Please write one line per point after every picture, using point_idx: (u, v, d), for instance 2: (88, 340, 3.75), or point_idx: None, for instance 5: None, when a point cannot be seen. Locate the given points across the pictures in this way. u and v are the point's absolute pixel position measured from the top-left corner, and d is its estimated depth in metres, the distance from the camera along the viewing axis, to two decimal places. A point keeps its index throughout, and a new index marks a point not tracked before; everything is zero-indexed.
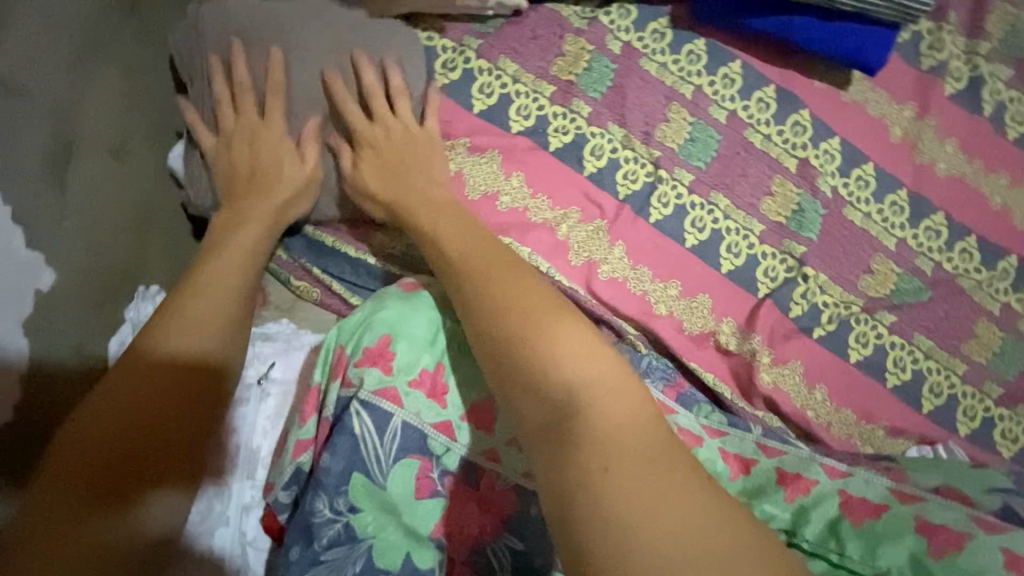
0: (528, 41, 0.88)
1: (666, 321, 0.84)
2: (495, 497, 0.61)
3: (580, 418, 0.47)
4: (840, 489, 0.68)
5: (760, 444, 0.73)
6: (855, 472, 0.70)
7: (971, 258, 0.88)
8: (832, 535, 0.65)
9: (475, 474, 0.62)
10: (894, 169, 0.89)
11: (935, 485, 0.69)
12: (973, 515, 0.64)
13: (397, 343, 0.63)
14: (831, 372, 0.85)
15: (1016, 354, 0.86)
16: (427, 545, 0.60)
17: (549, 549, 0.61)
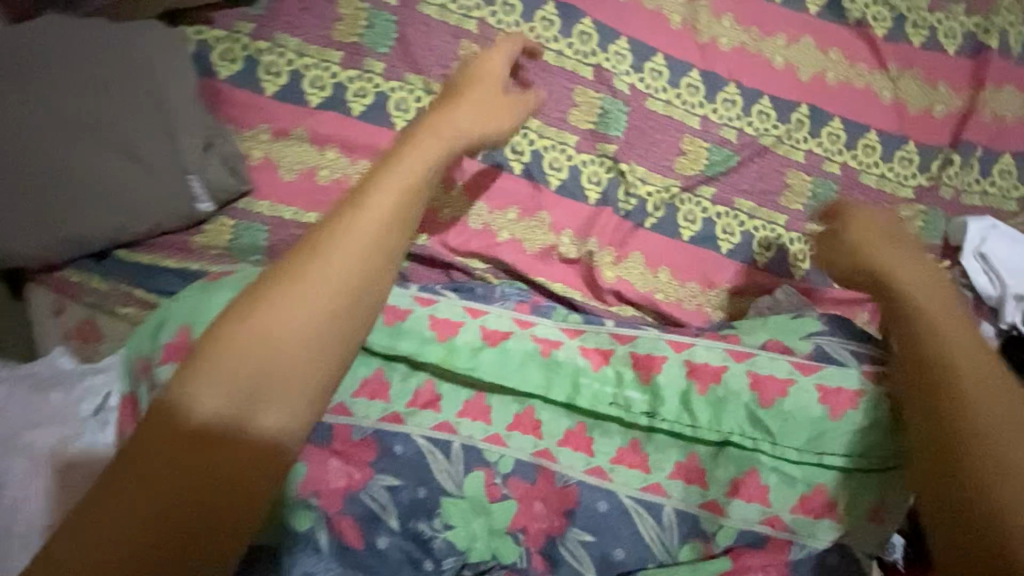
0: (302, 13, 0.86)
1: (508, 246, 0.86)
2: (355, 448, 0.69)
3: (968, 379, 0.61)
4: (685, 360, 0.72)
5: (614, 333, 0.76)
6: (698, 342, 0.73)
7: (768, 117, 0.95)
8: (685, 410, 0.70)
9: (327, 432, 0.69)
10: (682, 54, 0.94)
11: (763, 341, 0.72)
12: (794, 361, 0.69)
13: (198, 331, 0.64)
14: (669, 255, 0.90)
15: (827, 192, 0.94)
16: (299, 508, 0.67)
17: (427, 478, 0.70)
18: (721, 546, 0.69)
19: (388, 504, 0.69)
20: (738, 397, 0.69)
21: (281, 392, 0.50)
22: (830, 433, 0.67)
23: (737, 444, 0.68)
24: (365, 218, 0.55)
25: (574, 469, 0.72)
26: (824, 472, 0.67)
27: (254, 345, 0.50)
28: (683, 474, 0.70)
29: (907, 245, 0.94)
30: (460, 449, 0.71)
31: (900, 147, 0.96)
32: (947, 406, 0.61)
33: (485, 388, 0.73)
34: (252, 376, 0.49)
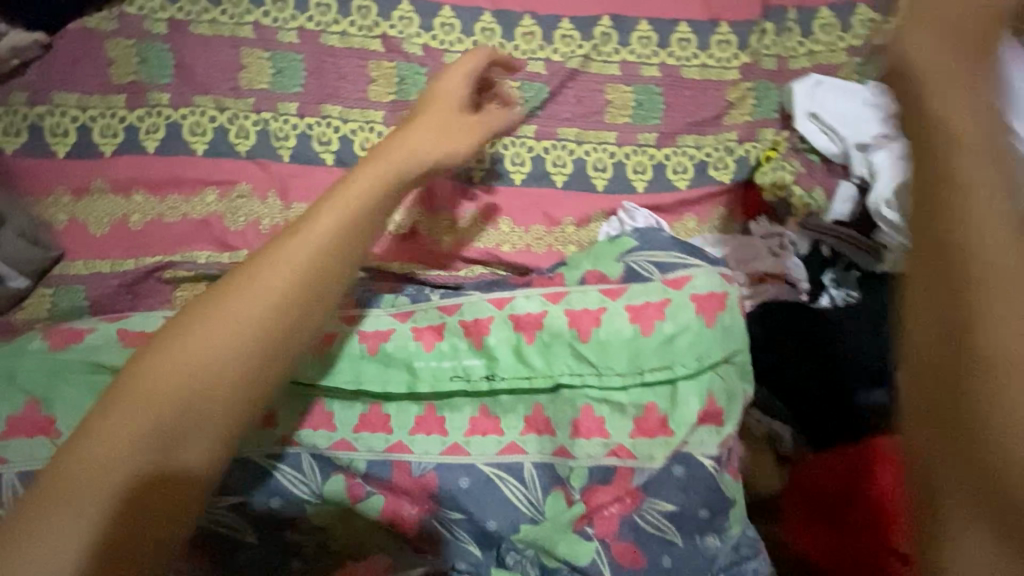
0: (74, 67, 0.85)
1: None
2: None
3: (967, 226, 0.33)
4: (508, 315, 0.70)
5: (440, 306, 0.74)
6: (517, 293, 0.72)
7: (574, 39, 0.92)
8: (520, 363, 0.69)
9: None
10: (468, 1, 0.92)
11: (582, 275, 0.73)
12: (606, 288, 0.69)
13: None
14: (509, 203, 0.88)
15: (651, 97, 0.91)
16: None
17: (274, 493, 0.68)
18: (578, 489, 0.66)
19: (240, 526, 0.69)
20: (560, 337, 0.68)
21: (185, 452, 0.48)
22: (646, 351, 0.66)
23: (568, 384, 0.68)
24: (251, 285, 0.53)
25: (430, 454, 0.69)
26: (650, 389, 0.67)
27: (146, 380, 0.49)
28: (533, 426, 0.68)
29: (745, 126, 0.91)
30: (310, 460, 0.69)
31: (716, 30, 0.92)
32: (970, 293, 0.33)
33: (323, 394, 0.71)
34: (160, 415, 0.47)
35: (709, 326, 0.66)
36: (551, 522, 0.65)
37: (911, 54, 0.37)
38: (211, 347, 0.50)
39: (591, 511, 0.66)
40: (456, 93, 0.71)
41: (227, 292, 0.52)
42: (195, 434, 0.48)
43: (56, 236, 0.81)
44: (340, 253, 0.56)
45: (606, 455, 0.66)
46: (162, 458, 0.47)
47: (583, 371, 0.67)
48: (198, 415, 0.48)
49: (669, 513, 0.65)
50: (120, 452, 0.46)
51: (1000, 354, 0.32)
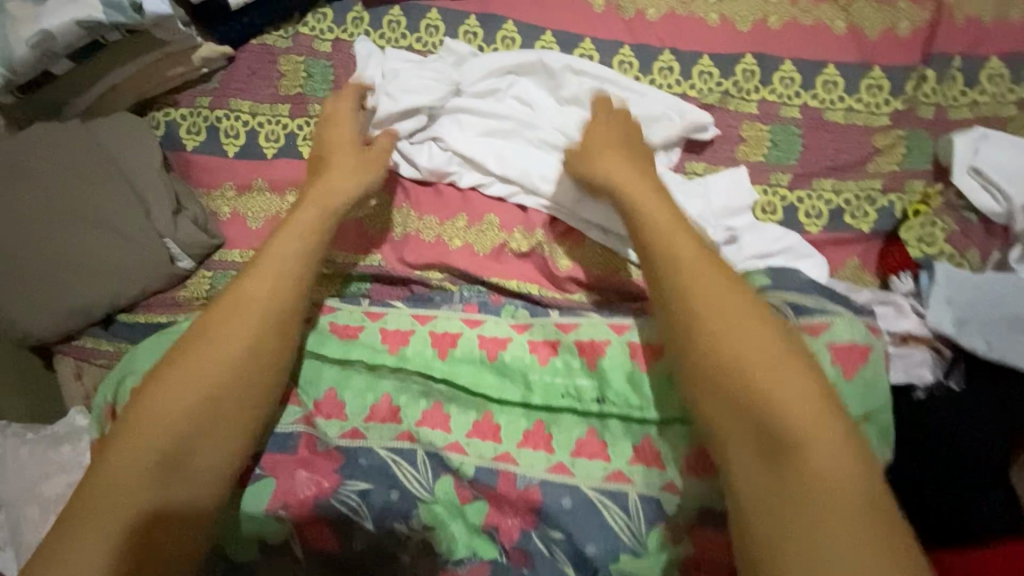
0: (251, 78, 0.95)
1: (460, 252, 0.88)
2: (326, 455, 0.77)
3: (745, 390, 0.59)
4: (626, 339, 0.75)
5: (558, 323, 0.78)
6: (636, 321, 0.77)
7: (713, 76, 0.91)
8: (636, 389, 0.73)
9: (297, 440, 0.78)
10: (610, 33, 0.94)
11: None
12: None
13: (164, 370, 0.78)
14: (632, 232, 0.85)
15: (789, 137, 0.89)
16: (270, 520, 0.74)
17: (397, 482, 0.75)
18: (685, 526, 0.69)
19: (360, 507, 0.74)
20: None
21: (213, 443, 0.68)
22: None
23: (681, 416, 0.71)
24: (260, 275, 0.74)
25: (535, 469, 0.73)
26: None
27: (135, 425, 0.67)
28: (641, 457, 0.71)
29: (891, 176, 0.86)
30: (425, 457, 0.75)
31: (867, 74, 0.88)
32: (697, 350, 0.63)
33: (443, 396, 0.77)
34: (210, 394, 0.69)
35: (849, 379, 0.62)
36: (653, 556, 0.68)
37: (680, 264, 0.66)
38: (209, 334, 0.71)
39: (697, 555, 0.69)
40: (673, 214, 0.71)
41: (214, 326, 0.72)
42: (203, 455, 0.67)
43: (220, 226, 0.91)
44: (320, 239, 0.78)
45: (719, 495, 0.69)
46: (189, 437, 0.67)
47: None
48: (183, 413, 0.68)
49: None
50: (138, 461, 0.65)
51: (768, 404, 0.58)
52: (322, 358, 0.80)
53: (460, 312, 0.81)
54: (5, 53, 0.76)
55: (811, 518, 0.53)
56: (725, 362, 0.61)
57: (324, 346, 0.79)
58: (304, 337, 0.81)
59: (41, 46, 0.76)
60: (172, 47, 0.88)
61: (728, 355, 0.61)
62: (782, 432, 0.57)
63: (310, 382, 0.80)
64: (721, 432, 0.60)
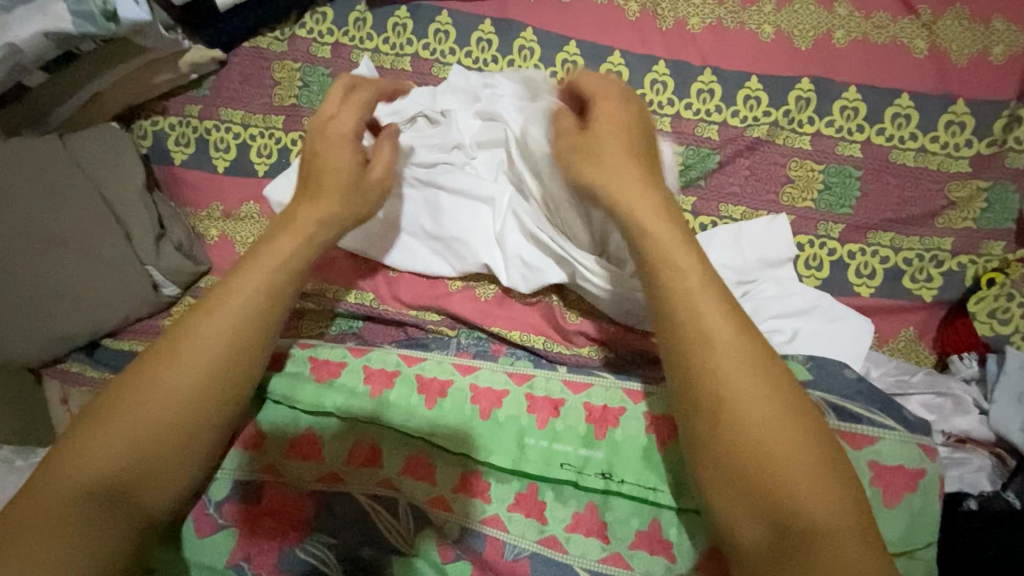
0: (243, 86, 0.87)
1: (458, 296, 0.80)
2: (295, 502, 0.71)
3: (746, 453, 0.51)
4: (644, 412, 0.69)
5: (566, 380, 0.72)
6: (656, 390, 0.70)
7: (760, 102, 0.78)
8: (649, 471, 0.66)
9: (259, 487, 0.71)
10: (643, 46, 0.81)
11: None
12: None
13: None
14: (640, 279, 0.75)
15: (845, 180, 0.76)
16: (231, 573, 0.68)
17: (375, 533, 0.70)
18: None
19: (330, 559, 0.68)
20: None
21: (171, 478, 0.58)
22: None
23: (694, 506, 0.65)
24: (234, 291, 0.63)
25: (526, 539, 0.67)
26: None
27: (75, 451, 0.55)
28: (645, 545, 0.65)
29: (963, 235, 0.73)
30: (407, 509, 0.70)
31: (948, 108, 0.75)
32: (706, 424, 0.53)
33: (428, 446, 0.71)
34: (158, 419, 0.58)
35: (890, 506, 0.57)
36: None
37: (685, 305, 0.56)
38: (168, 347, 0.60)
39: None
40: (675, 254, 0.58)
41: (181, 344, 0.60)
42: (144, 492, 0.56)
43: (207, 251, 0.85)
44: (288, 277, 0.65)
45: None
46: (130, 472, 0.56)
47: None
48: (124, 436, 0.56)
49: None
50: (67, 492, 0.54)
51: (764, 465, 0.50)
52: (294, 406, 0.73)
53: (454, 356, 0.76)
54: None
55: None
56: (735, 446, 0.51)
57: (298, 392, 0.72)
58: (279, 380, 0.74)
59: (9, 59, 0.70)
60: (158, 52, 0.80)
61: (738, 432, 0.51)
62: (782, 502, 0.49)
63: (281, 427, 0.73)
64: (727, 512, 0.51)
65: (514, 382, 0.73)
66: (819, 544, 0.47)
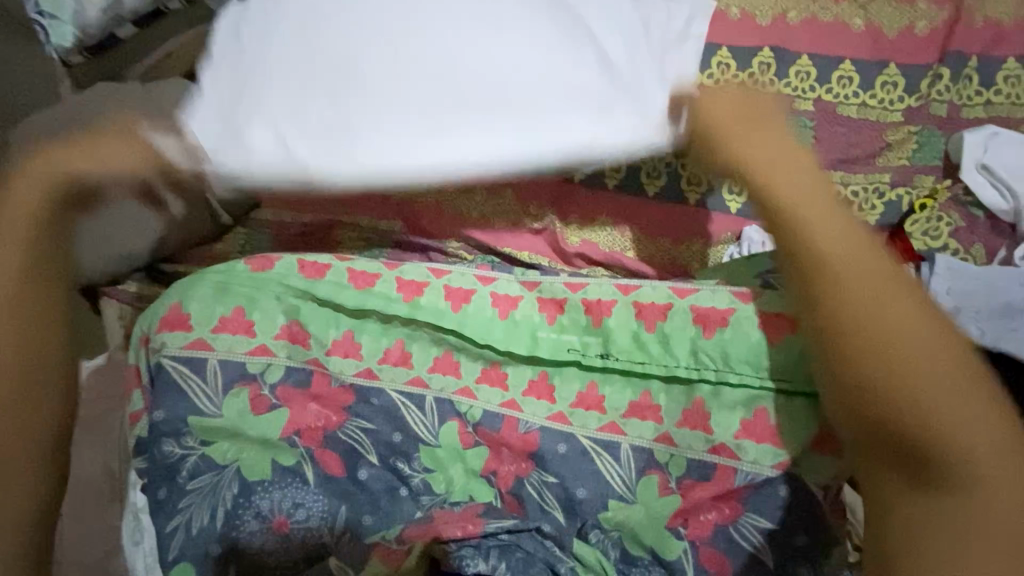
0: None
1: (474, 224, 0.91)
2: (335, 394, 0.80)
3: (909, 373, 0.46)
4: (633, 301, 0.79)
5: (566, 282, 0.83)
6: (644, 283, 0.80)
7: (730, 67, 0.94)
8: (638, 348, 0.78)
9: (308, 379, 0.81)
10: None
11: (715, 281, 0.82)
12: (736, 292, 0.77)
13: (251, 313, 0.82)
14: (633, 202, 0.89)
15: (801, 129, 0.91)
16: (283, 446, 0.77)
17: (403, 425, 0.80)
18: (675, 478, 0.73)
19: (367, 442, 0.79)
20: (683, 331, 0.77)
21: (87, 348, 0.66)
22: (770, 359, 0.74)
23: (681, 376, 0.76)
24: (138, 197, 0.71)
25: (537, 416, 0.78)
26: (769, 398, 0.74)
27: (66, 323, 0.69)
28: (636, 414, 0.76)
29: (900, 171, 0.88)
30: (432, 402, 0.81)
31: (883, 71, 0.90)
32: (845, 373, 0.48)
33: (453, 345, 0.83)
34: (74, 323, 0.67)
35: None
36: (643, 506, 0.72)
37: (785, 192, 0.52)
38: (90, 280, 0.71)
39: (686, 511, 0.71)
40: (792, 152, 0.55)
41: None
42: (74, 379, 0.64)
43: None
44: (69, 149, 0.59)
45: (707, 452, 0.73)
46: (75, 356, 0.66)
47: (699, 365, 0.76)
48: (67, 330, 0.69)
49: (763, 530, 0.69)
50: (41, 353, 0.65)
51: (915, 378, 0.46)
52: (338, 307, 0.83)
53: (474, 268, 0.87)
54: (77, 16, 0.87)
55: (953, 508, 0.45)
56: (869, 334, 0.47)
57: (342, 295, 0.83)
58: (324, 285, 0.83)
59: (110, 12, 0.87)
60: None
61: (852, 327, 0.48)
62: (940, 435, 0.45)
63: (324, 328, 0.83)
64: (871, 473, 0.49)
65: (527, 288, 0.84)
66: (934, 449, 0.45)
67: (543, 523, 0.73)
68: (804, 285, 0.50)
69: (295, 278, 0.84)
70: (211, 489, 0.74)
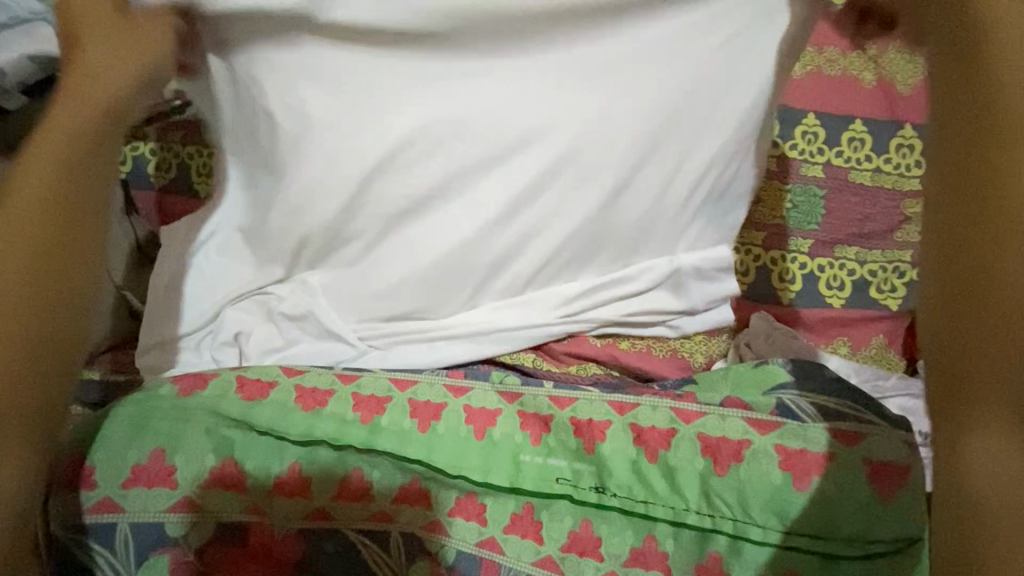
0: None
1: (445, 321, 0.79)
2: (279, 544, 0.68)
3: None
4: (630, 423, 0.69)
5: (552, 396, 0.72)
6: (642, 401, 0.70)
7: None
8: (639, 482, 0.66)
9: (244, 531, 0.67)
10: None
11: (721, 400, 0.68)
12: (751, 417, 0.66)
13: (174, 456, 0.68)
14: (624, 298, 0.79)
15: (811, 200, 0.81)
16: None
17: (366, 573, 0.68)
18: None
19: None
20: (691, 465, 0.64)
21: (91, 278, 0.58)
22: (799, 508, 0.60)
23: (691, 522, 0.62)
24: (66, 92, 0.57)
25: (522, 561, 0.67)
26: (802, 556, 0.60)
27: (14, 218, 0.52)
28: (640, 561, 0.64)
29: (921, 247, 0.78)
30: (399, 539, 0.69)
31: (897, 132, 0.81)
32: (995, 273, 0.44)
33: (422, 472, 0.71)
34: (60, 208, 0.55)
35: (884, 503, 0.60)
36: None
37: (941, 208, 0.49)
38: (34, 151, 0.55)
39: None
40: (981, 138, 0.46)
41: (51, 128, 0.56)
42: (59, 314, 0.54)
43: None
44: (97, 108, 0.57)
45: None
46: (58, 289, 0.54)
47: (715, 509, 0.62)
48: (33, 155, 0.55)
49: None
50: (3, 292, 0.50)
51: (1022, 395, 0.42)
52: (282, 436, 0.70)
53: (445, 377, 0.77)
54: None
55: (1019, 433, 0.42)
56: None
57: (288, 420, 0.70)
58: (266, 408, 0.71)
59: None
60: None
61: (998, 315, 0.43)
62: (1007, 371, 0.43)
63: (263, 463, 0.69)
64: (958, 440, 0.45)
65: (506, 401, 0.73)
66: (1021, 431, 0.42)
67: None
68: (968, 255, 0.46)
69: (227, 405, 0.70)
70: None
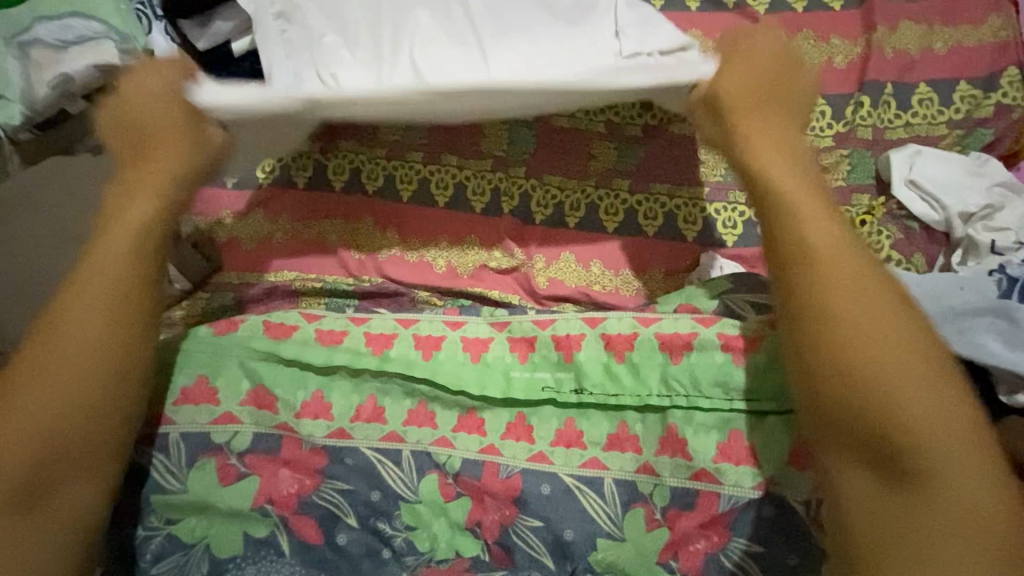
0: None
1: (444, 273, 0.94)
2: (306, 457, 0.77)
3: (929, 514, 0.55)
4: (601, 333, 0.79)
5: (534, 319, 0.82)
6: (609, 314, 0.80)
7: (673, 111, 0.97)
8: (612, 381, 0.77)
9: (277, 444, 0.77)
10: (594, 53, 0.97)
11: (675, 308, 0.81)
12: (698, 317, 0.78)
13: (216, 380, 0.79)
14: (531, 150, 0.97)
15: None
16: (256, 517, 0.74)
17: (383, 481, 0.76)
18: (660, 509, 0.72)
19: (343, 504, 0.75)
20: (652, 359, 0.77)
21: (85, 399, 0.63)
22: (737, 377, 0.74)
23: (654, 403, 0.75)
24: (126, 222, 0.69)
25: (518, 459, 0.76)
26: (747, 418, 0.73)
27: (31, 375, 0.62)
28: (616, 446, 0.75)
29: (838, 191, 0.94)
30: (409, 456, 0.77)
31: (809, 102, 0.97)
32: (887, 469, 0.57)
33: (426, 395, 0.80)
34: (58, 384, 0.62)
35: None
36: (631, 541, 0.71)
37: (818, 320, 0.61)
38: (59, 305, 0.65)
39: (674, 542, 0.71)
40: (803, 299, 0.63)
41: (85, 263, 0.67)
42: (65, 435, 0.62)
43: (217, 249, 0.97)
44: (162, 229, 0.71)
45: (689, 480, 0.72)
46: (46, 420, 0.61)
47: (672, 391, 0.75)
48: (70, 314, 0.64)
49: (753, 554, 0.69)
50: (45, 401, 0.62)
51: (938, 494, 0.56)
52: (306, 366, 0.80)
53: (442, 314, 0.86)
54: (26, 93, 0.85)
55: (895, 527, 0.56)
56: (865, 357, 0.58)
57: (310, 353, 0.80)
58: (290, 344, 0.81)
59: (59, 86, 0.85)
60: None
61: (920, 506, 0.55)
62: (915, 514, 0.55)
63: (294, 389, 0.80)
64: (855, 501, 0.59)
65: (496, 330, 0.83)
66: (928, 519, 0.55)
67: (533, 569, 0.73)
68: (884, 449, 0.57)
69: (259, 341, 0.81)
70: (180, 569, 0.73)
